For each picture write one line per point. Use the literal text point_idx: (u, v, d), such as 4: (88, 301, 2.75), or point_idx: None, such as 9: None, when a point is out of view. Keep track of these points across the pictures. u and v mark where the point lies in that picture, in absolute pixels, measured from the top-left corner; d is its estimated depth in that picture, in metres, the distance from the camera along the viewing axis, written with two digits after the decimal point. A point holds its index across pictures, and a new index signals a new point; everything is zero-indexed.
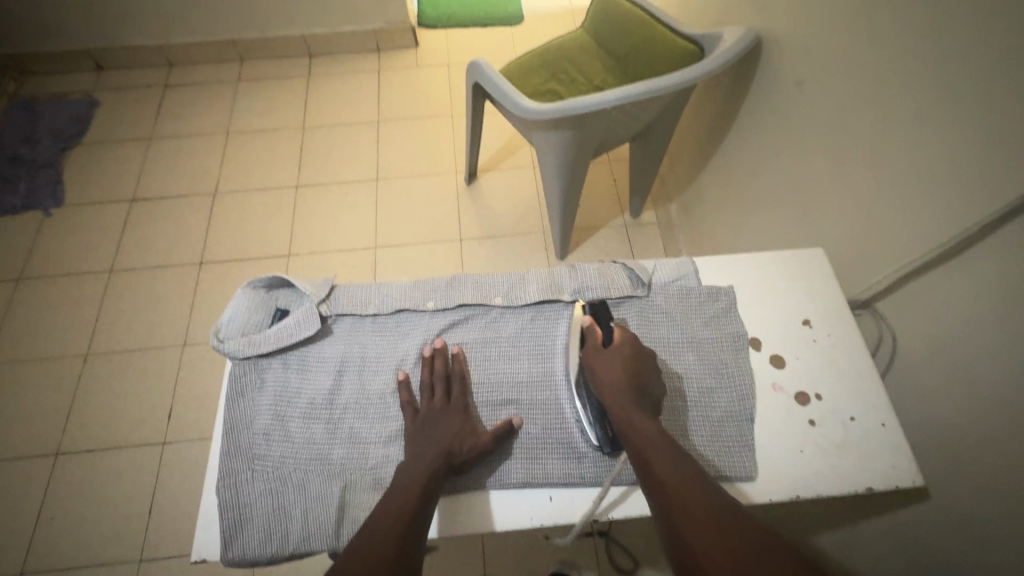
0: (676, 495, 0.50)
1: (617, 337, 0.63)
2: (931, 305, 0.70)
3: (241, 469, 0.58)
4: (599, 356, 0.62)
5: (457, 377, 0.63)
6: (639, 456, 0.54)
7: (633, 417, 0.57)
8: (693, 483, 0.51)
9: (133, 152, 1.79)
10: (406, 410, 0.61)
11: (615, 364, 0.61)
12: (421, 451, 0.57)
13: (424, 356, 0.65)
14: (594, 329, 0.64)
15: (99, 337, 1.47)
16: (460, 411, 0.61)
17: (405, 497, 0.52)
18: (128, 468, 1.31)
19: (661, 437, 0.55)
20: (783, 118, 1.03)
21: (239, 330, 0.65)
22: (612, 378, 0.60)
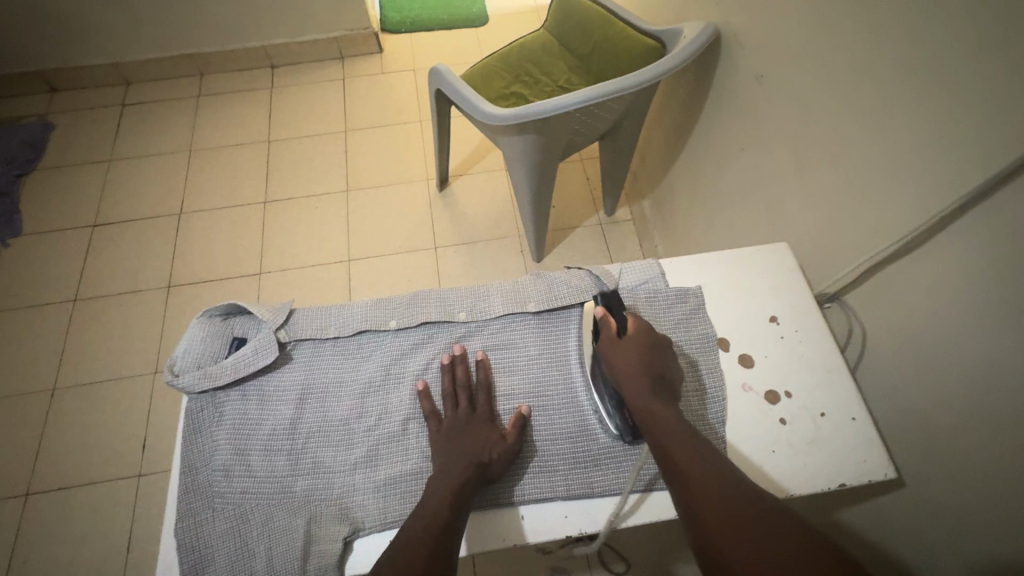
0: (693, 484, 0.49)
1: (632, 325, 0.62)
2: (897, 296, 0.70)
3: (202, 508, 0.56)
4: (616, 345, 0.61)
5: (482, 388, 0.63)
6: (657, 445, 0.53)
7: (653, 408, 0.56)
8: (712, 470, 0.50)
9: (93, 175, 1.74)
10: (433, 418, 0.60)
11: (634, 353, 0.60)
12: (450, 459, 0.56)
13: (444, 363, 0.64)
14: (607, 319, 0.63)
15: (66, 370, 1.43)
16: (486, 420, 0.60)
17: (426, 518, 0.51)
18: (104, 503, 1.27)
19: (680, 427, 0.54)
20: (747, 112, 1.03)
21: (195, 362, 0.63)
22: (631, 367, 0.59)
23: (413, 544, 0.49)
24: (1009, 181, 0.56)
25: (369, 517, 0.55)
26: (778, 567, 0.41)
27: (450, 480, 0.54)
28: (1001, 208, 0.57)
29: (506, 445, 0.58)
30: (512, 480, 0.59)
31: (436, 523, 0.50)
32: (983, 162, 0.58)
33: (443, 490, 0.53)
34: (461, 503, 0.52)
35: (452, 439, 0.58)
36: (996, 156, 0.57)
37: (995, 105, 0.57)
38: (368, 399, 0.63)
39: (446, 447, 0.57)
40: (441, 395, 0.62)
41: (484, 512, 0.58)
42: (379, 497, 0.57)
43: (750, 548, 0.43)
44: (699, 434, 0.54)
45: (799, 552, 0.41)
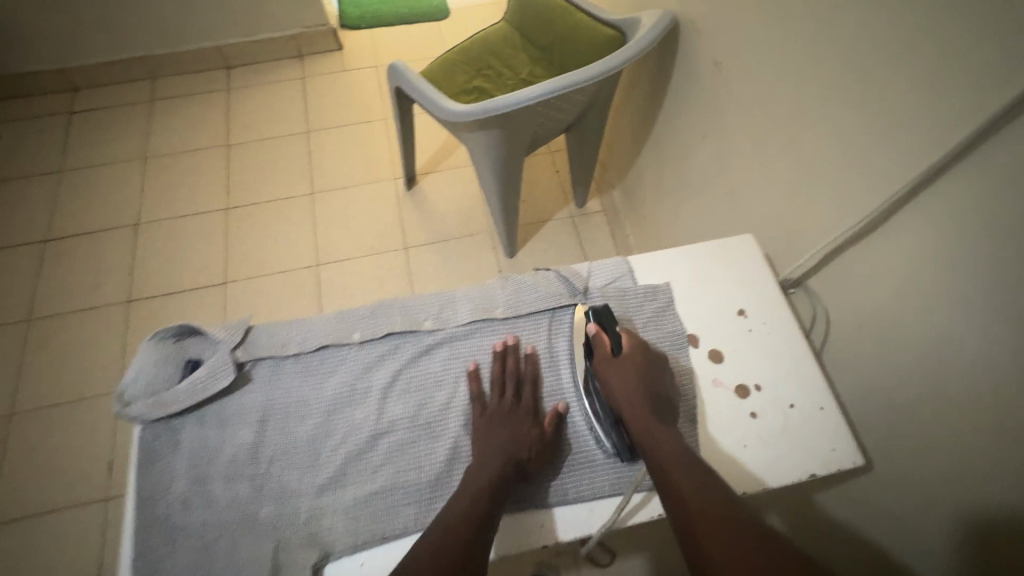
0: (696, 515, 0.48)
1: (627, 344, 0.61)
2: (858, 278, 0.71)
3: (160, 543, 0.54)
4: (610, 365, 0.60)
5: (528, 379, 0.62)
6: (654, 465, 0.53)
7: (651, 430, 0.55)
8: (712, 492, 0.50)
9: (41, 189, 1.65)
10: (475, 404, 0.60)
11: (629, 374, 0.59)
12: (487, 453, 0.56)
13: (497, 350, 0.63)
14: (602, 337, 0.62)
15: (22, 394, 1.36)
16: (529, 412, 0.60)
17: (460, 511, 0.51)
18: (70, 531, 1.22)
19: (681, 451, 0.53)
20: (707, 100, 1.02)
21: (147, 388, 0.60)
22: (628, 388, 0.58)
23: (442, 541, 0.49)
24: (956, 162, 0.57)
25: (338, 540, 0.54)
26: None
27: (487, 474, 0.54)
28: (950, 187, 0.58)
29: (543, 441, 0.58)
30: (548, 479, 0.59)
31: (472, 517, 0.50)
32: (934, 142, 0.58)
33: (478, 485, 0.53)
34: (497, 500, 0.52)
35: (492, 429, 0.58)
36: (946, 135, 0.57)
37: (943, 85, 0.57)
38: (333, 416, 0.61)
39: (489, 434, 0.57)
40: (490, 380, 0.62)
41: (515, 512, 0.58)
42: (347, 518, 0.55)
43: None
44: (699, 457, 0.53)
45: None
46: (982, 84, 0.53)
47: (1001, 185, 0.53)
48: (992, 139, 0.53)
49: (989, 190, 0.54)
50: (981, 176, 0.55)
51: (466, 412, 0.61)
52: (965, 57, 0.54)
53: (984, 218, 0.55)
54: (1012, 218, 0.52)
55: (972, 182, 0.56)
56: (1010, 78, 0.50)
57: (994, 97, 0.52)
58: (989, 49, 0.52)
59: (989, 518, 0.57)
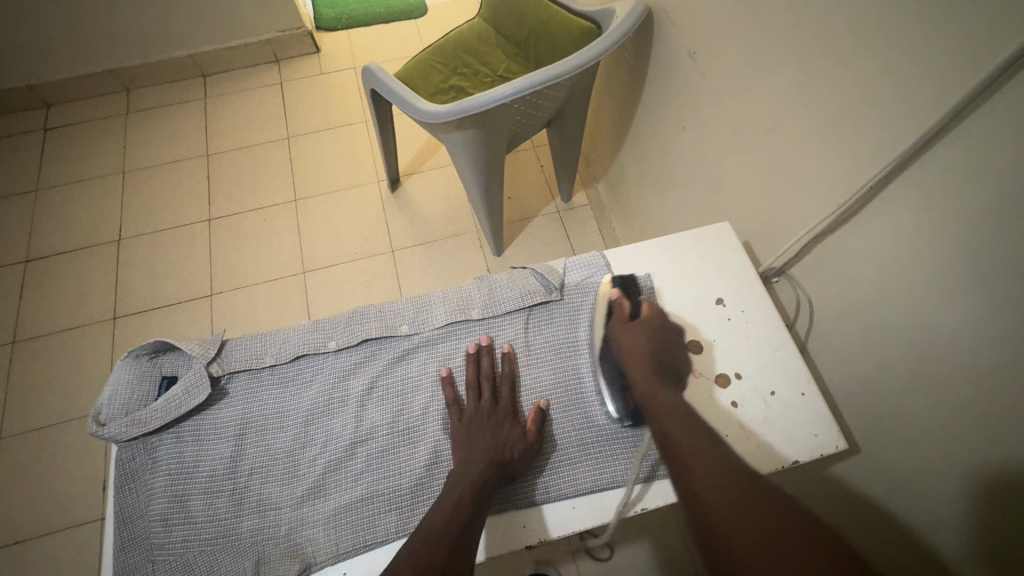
0: (689, 454, 0.51)
1: (645, 311, 0.65)
2: (840, 264, 0.71)
3: (142, 562, 0.53)
4: (624, 328, 0.64)
5: (506, 381, 0.62)
6: (655, 423, 0.55)
7: (654, 389, 0.58)
8: (705, 445, 0.52)
9: (20, 208, 1.63)
10: (453, 409, 0.60)
11: (641, 337, 0.63)
12: (470, 454, 0.56)
13: (471, 353, 0.63)
14: (621, 301, 0.66)
15: (10, 418, 1.35)
16: (509, 415, 0.60)
17: (446, 512, 0.50)
18: (66, 552, 1.22)
19: (680, 407, 0.56)
20: (684, 89, 1.02)
21: (122, 408, 0.59)
22: (638, 348, 0.62)
23: (434, 541, 0.48)
24: (928, 147, 0.57)
25: (320, 551, 0.53)
26: (762, 520, 0.44)
27: (471, 478, 0.53)
28: (925, 172, 0.58)
29: (527, 441, 0.58)
30: (531, 479, 0.59)
31: (456, 522, 0.50)
32: (908, 127, 0.58)
33: (462, 488, 0.52)
34: (482, 500, 0.52)
35: (475, 433, 0.58)
36: (920, 119, 0.57)
37: (915, 69, 0.56)
38: (311, 427, 0.60)
39: (471, 436, 0.57)
40: (466, 383, 0.62)
41: (501, 515, 0.57)
42: (328, 529, 0.54)
43: (743, 501, 0.46)
44: (698, 418, 0.56)
45: (790, 524, 0.43)
46: (952, 67, 0.53)
47: (975, 169, 0.53)
48: (964, 123, 0.53)
49: (963, 174, 0.54)
50: (956, 160, 0.54)
51: (444, 416, 0.60)
52: (934, 40, 0.54)
53: (959, 201, 0.54)
54: (987, 201, 0.52)
55: (947, 165, 0.55)
56: (980, 60, 0.50)
57: (964, 80, 0.52)
58: (957, 31, 0.51)
59: (975, 500, 0.57)
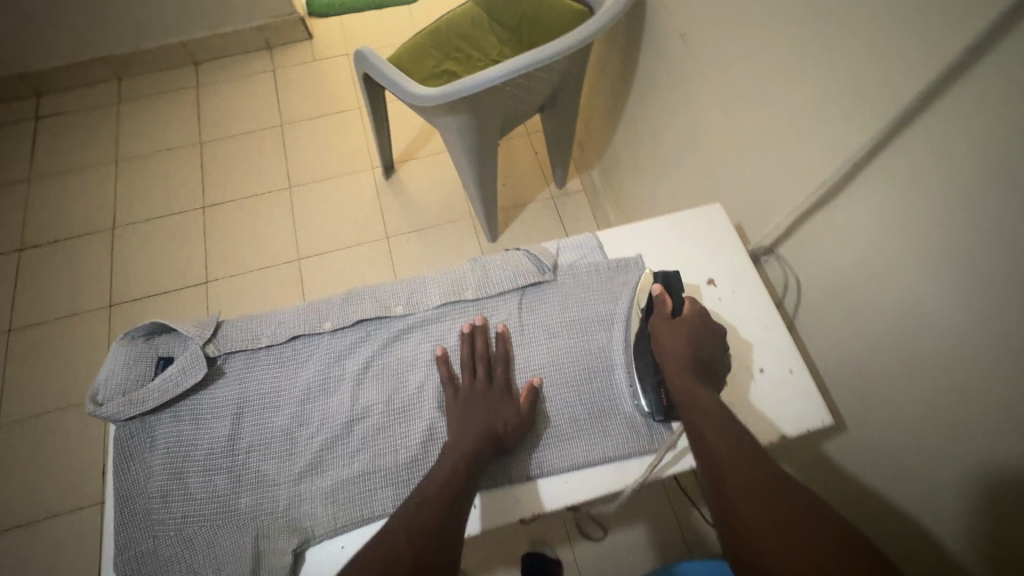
0: (725, 469, 0.50)
1: (687, 309, 0.62)
2: (827, 243, 0.72)
3: (142, 537, 0.54)
4: (664, 323, 0.61)
5: (501, 359, 0.63)
6: (692, 428, 0.54)
7: (693, 390, 0.56)
8: (741, 455, 0.50)
9: (12, 198, 1.62)
10: (448, 386, 0.61)
11: (682, 337, 0.60)
12: (464, 430, 0.57)
13: (465, 333, 0.63)
14: (665, 297, 0.62)
15: (9, 406, 1.35)
16: (504, 392, 0.60)
17: (438, 484, 0.52)
18: (68, 536, 1.23)
19: (717, 410, 0.54)
20: (676, 71, 1.02)
21: (119, 388, 0.60)
22: (677, 348, 0.59)
23: (426, 510, 0.50)
24: (909, 123, 0.58)
25: (319, 524, 0.55)
26: (798, 541, 0.43)
27: (464, 451, 0.54)
28: (906, 148, 0.59)
29: (520, 417, 0.59)
30: (523, 455, 0.60)
31: (449, 493, 0.51)
32: (890, 102, 0.59)
33: (454, 461, 0.54)
34: (473, 472, 0.53)
35: (469, 410, 0.58)
36: (901, 95, 0.58)
37: (898, 46, 0.57)
38: (307, 405, 0.61)
39: (465, 412, 0.58)
40: (461, 362, 0.63)
41: (492, 489, 0.59)
42: (326, 503, 0.56)
43: (780, 521, 0.45)
44: (735, 420, 0.54)
45: (830, 546, 0.42)
46: (932, 41, 0.53)
47: (954, 142, 0.54)
48: (943, 98, 0.54)
49: (942, 147, 0.55)
50: (934, 134, 0.56)
51: (439, 393, 0.61)
52: (916, 17, 0.55)
53: (939, 174, 0.56)
54: (968, 173, 0.53)
55: (926, 140, 0.57)
56: (956, 33, 0.51)
57: (942, 56, 0.53)
58: (938, 5, 0.52)
59: (962, 465, 0.59)
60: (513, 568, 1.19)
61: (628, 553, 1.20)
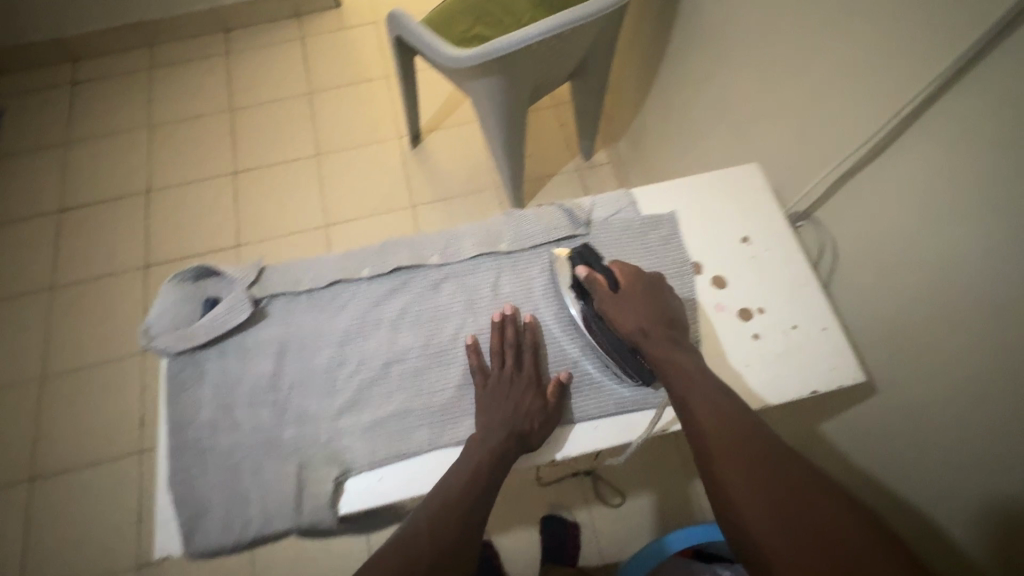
0: (711, 440, 0.51)
1: (622, 277, 0.62)
2: (864, 205, 0.71)
3: (193, 463, 0.57)
4: (614, 301, 0.61)
5: (529, 347, 0.62)
6: (679, 398, 0.55)
7: (670, 354, 0.58)
8: (734, 422, 0.52)
9: (52, 160, 1.67)
10: (477, 375, 0.61)
11: (635, 308, 0.60)
12: (492, 422, 0.57)
13: (495, 320, 0.63)
14: (595, 276, 0.62)
15: (52, 359, 1.42)
16: (532, 382, 0.60)
17: (464, 482, 0.53)
18: (109, 481, 1.29)
19: (702, 377, 0.56)
20: (713, 34, 1.00)
21: (170, 325, 0.62)
22: (637, 319, 0.59)
23: (449, 506, 0.51)
24: (964, 74, 0.56)
25: (358, 457, 0.57)
26: (788, 510, 0.45)
27: (490, 447, 0.55)
28: (957, 101, 0.57)
29: (546, 410, 0.59)
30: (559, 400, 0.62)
31: (473, 492, 0.52)
32: (940, 56, 0.58)
33: (478, 458, 0.54)
34: (501, 468, 0.54)
35: (496, 400, 0.58)
36: (954, 46, 0.56)
37: None
38: (346, 346, 0.63)
39: (492, 403, 0.58)
40: (490, 350, 0.62)
41: None
42: (366, 438, 0.58)
43: (772, 491, 0.47)
44: (718, 386, 0.56)
45: (830, 515, 0.44)
46: None
47: (1008, 94, 0.52)
48: (1002, 46, 0.52)
49: (996, 99, 0.54)
50: (986, 88, 0.54)
51: (470, 373, 0.61)
52: None
53: (990, 127, 0.54)
54: (1018, 127, 0.52)
55: (980, 92, 0.55)
56: None
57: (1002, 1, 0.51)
58: None
59: (995, 426, 0.58)
60: (531, 529, 1.22)
61: (644, 520, 1.22)
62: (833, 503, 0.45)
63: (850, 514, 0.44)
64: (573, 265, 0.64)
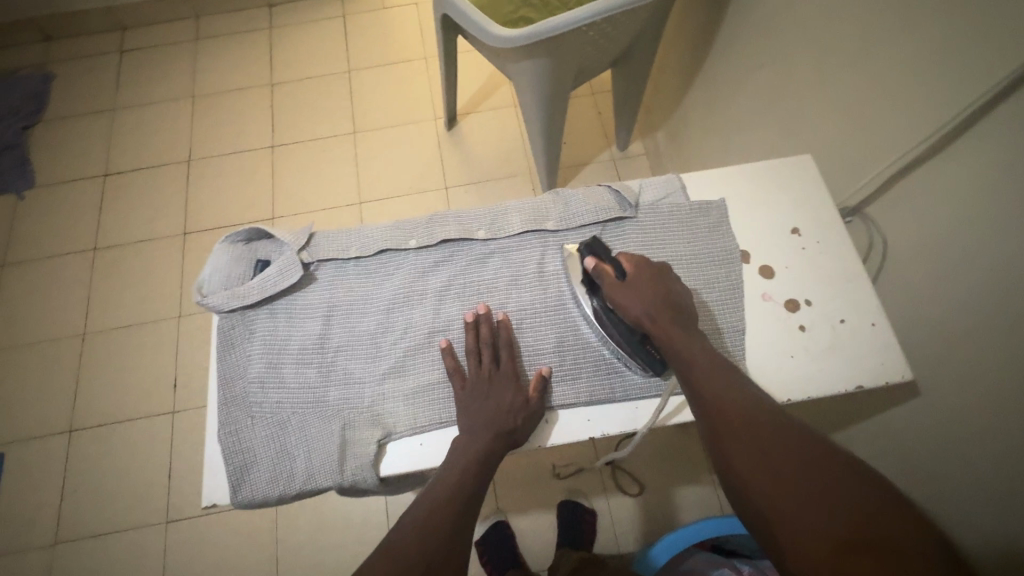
0: (723, 419, 0.51)
1: (629, 266, 0.60)
2: (918, 203, 0.69)
3: (242, 417, 0.59)
4: (621, 289, 0.58)
5: (504, 345, 0.61)
6: (690, 382, 0.54)
7: (677, 342, 0.55)
8: (748, 402, 0.52)
9: (98, 125, 1.72)
10: (453, 377, 0.59)
11: (643, 295, 0.58)
12: (473, 426, 0.56)
13: (468, 321, 0.62)
14: (602, 266, 0.60)
15: (93, 317, 1.47)
16: (511, 378, 0.59)
17: (449, 487, 0.52)
18: (143, 437, 1.34)
19: (715, 363, 0.54)
20: (767, 24, 0.98)
21: (222, 284, 0.64)
22: (642, 309, 0.57)
23: (435, 510, 0.51)
24: None
25: (399, 422, 0.58)
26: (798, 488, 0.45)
27: (475, 452, 0.54)
28: None
29: (529, 409, 0.58)
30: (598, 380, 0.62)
31: (462, 496, 0.52)
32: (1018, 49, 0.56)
33: (466, 462, 0.54)
34: (488, 471, 0.54)
35: (478, 397, 0.58)
36: None
37: None
38: (391, 313, 0.64)
39: (474, 398, 0.58)
40: (465, 350, 0.61)
41: (562, 408, 0.61)
42: (408, 404, 0.59)
43: (784, 470, 0.46)
44: (730, 368, 0.55)
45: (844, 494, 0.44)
46: None
47: None
48: None
49: None
50: None
51: (447, 374, 0.60)
52: None
53: None
54: None
55: None
56: None
57: None
58: None
59: None
60: (548, 512, 1.23)
61: (662, 512, 1.22)
62: (848, 478, 0.45)
63: (873, 493, 0.44)
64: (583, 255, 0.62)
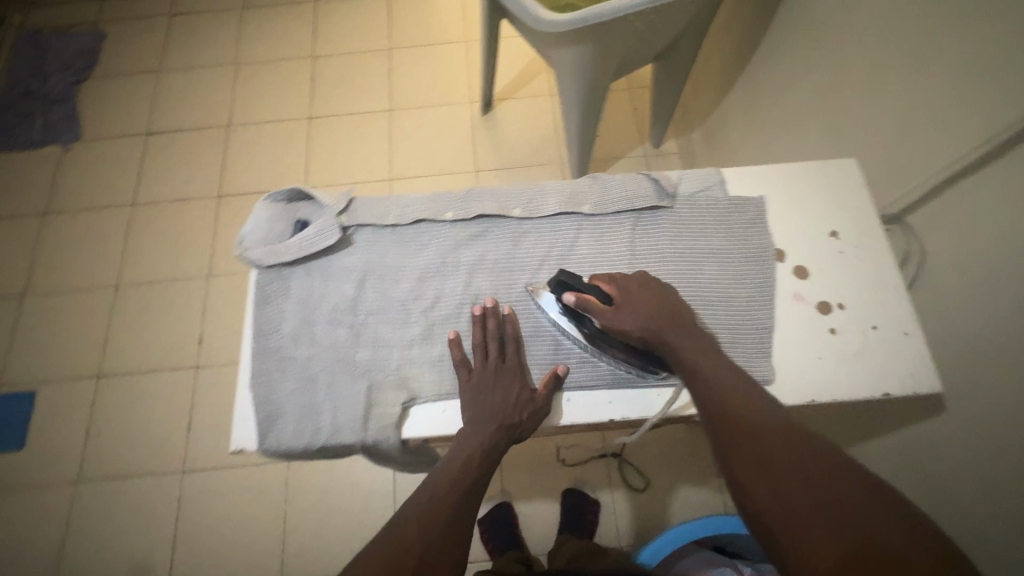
0: (738, 427, 0.50)
1: (614, 292, 0.59)
2: (962, 216, 0.67)
3: (274, 368, 0.61)
4: (613, 315, 0.58)
5: (511, 339, 0.62)
6: (695, 391, 0.54)
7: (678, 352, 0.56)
8: (766, 414, 0.51)
9: (144, 84, 1.76)
10: (461, 370, 0.60)
11: (638, 316, 0.57)
12: (478, 418, 0.57)
13: (476, 315, 0.62)
14: (586, 300, 0.58)
15: (127, 270, 1.51)
16: (516, 373, 0.60)
17: (452, 475, 0.53)
18: (167, 389, 1.38)
19: (731, 374, 0.54)
20: (818, 26, 0.96)
21: (262, 240, 0.66)
22: (641, 327, 0.57)
23: (439, 498, 0.51)
24: None
25: (425, 388, 0.60)
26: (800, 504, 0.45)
27: (477, 443, 0.55)
28: None
29: (537, 403, 0.59)
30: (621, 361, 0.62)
31: (463, 486, 0.53)
32: None
33: (468, 454, 0.55)
34: (491, 461, 0.55)
35: (481, 395, 0.58)
36: None
37: None
38: (423, 282, 0.65)
39: (470, 406, 0.58)
40: (472, 344, 0.62)
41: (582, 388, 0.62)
42: (434, 370, 0.61)
43: (792, 483, 0.46)
44: (744, 376, 0.55)
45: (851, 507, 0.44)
46: None
47: None
48: None
49: None
50: None
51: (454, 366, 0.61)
52: None
53: None
54: None
55: None
56: None
57: None
58: None
59: None
60: (552, 498, 1.24)
61: (667, 509, 1.22)
62: (859, 497, 0.44)
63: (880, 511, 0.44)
64: (558, 292, 0.61)
